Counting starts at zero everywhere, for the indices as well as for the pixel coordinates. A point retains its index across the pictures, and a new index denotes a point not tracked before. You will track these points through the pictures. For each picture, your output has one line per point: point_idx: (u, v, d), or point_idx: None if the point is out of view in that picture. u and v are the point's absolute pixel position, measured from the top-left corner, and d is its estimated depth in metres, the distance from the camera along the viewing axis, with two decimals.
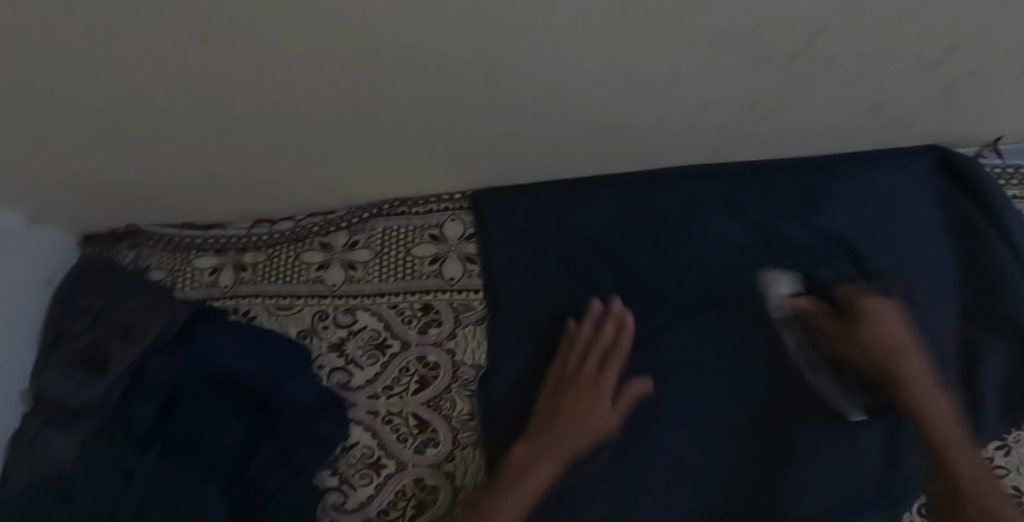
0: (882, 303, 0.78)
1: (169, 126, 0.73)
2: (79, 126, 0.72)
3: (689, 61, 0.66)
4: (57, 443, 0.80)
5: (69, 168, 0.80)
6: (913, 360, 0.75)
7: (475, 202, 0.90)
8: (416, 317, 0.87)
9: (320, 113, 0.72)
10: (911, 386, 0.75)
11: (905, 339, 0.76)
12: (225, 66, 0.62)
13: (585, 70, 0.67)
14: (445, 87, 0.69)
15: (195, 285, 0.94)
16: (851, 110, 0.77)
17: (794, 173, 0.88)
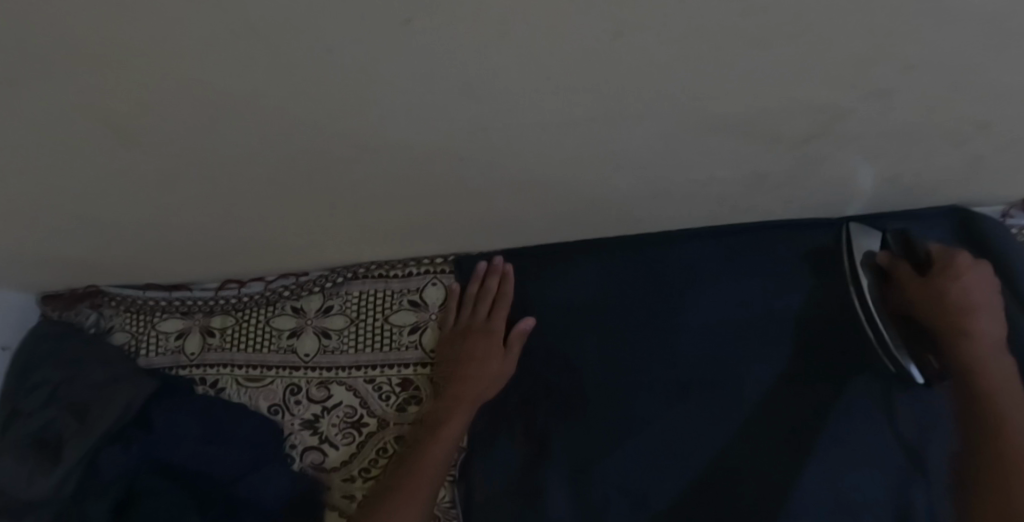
0: (975, 263, 0.71)
1: (120, 197, 0.67)
2: (22, 197, 0.66)
3: (687, 142, 0.60)
4: None
5: (15, 237, 0.74)
6: (988, 320, 0.69)
7: (459, 267, 0.84)
8: (394, 394, 0.81)
9: (284, 186, 0.66)
10: (981, 352, 0.68)
11: (979, 301, 0.69)
12: (174, 139, 0.56)
13: (573, 149, 0.60)
14: (422, 166, 0.63)
15: (160, 352, 0.88)
16: (865, 179, 0.71)
17: (802, 234, 0.80)
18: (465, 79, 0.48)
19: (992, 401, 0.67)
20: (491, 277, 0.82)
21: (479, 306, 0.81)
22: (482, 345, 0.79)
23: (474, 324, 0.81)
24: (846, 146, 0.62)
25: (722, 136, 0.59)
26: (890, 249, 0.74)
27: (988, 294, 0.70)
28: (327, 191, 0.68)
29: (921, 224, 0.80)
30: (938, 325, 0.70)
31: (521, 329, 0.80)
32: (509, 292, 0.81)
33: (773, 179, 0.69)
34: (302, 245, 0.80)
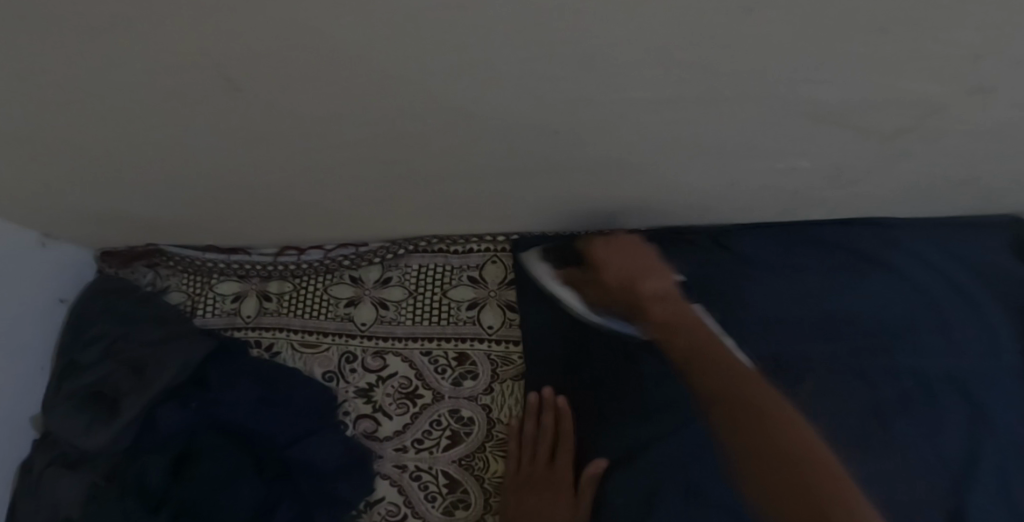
0: (617, 239, 0.81)
1: (208, 155, 0.68)
2: (113, 148, 0.67)
3: (776, 132, 0.61)
4: (63, 485, 0.77)
5: (97, 188, 0.76)
6: (650, 281, 0.79)
7: (518, 246, 0.83)
8: (450, 367, 0.81)
9: (369, 152, 0.67)
10: (652, 309, 0.78)
11: (637, 266, 0.80)
12: (280, 97, 0.57)
13: (664, 131, 0.61)
14: (507, 139, 0.64)
15: (215, 313, 0.88)
16: (941, 182, 0.71)
17: (868, 229, 0.81)
18: (579, 50, 0.49)
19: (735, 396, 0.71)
20: (543, 410, 0.77)
21: (539, 448, 0.76)
22: (547, 500, 0.74)
23: (536, 471, 0.76)
24: (930, 144, 0.63)
25: (812, 128, 0.60)
26: (562, 263, 0.81)
27: (643, 259, 0.80)
28: (405, 160, 0.69)
29: (984, 233, 0.81)
30: (631, 311, 0.79)
31: (589, 474, 0.73)
32: (568, 430, 0.76)
33: (851, 175, 0.69)
34: (367, 214, 0.81)
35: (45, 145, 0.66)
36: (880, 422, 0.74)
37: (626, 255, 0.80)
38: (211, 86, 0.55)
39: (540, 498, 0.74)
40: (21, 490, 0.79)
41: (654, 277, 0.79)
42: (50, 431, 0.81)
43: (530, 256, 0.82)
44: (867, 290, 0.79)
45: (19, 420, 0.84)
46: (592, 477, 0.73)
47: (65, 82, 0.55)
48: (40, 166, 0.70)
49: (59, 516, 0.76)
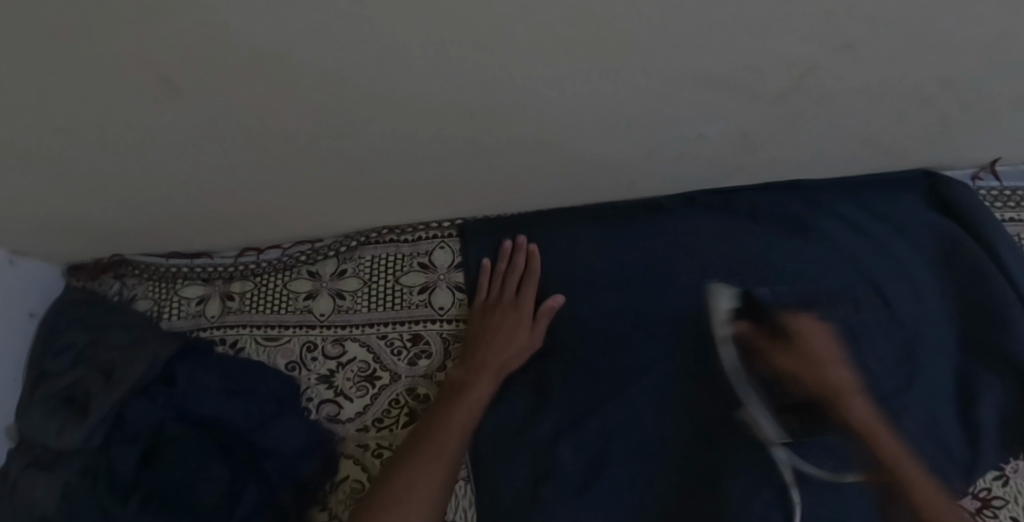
0: (815, 324, 0.74)
1: (155, 161, 0.73)
2: (65, 162, 0.72)
3: (675, 98, 0.66)
4: (38, 486, 0.79)
5: (53, 203, 0.80)
6: (837, 370, 0.70)
7: (464, 232, 0.89)
8: (405, 348, 0.85)
9: (305, 146, 0.71)
10: (850, 402, 0.68)
11: (829, 353, 0.71)
12: (211, 97, 0.61)
13: (570, 107, 0.67)
14: (432, 124, 0.69)
15: (181, 316, 0.93)
16: (843, 141, 0.76)
17: (792, 194, 0.86)
18: (474, 30, 0.54)
19: (858, 420, 0.67)
20: (518, 253, 0.86)
21: (508, 283, 0.85)
22: (509, 321, 0.83)
23: (502, 300, 0.85)
24: (818, 103, 0.68)
25: (705, 93, 0.65)
26: (742, 316, 0.77)
27: (828, 345, 0.72)
28: (342, 150, 0.73)
29: (895, 190, 0.86)
30: (812, 397, 0.70)
31: (548, 307, 0.84)
32: (535, 271, 0.86)
33: (756, 140, 0.74)
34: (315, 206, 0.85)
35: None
36: None
37: (825, 343, 0.72)
38: (147, 90, 0.60)
39: (501, 322, 0.83)
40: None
41: (841, 367, 0.70)
42: (25, 436, 0.84)
43: (728, 295, 0.79)
44: (788, 251, 0.84)
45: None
46: (549, 310, 0.84)
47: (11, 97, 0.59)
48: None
49: (33, 516, 0.78)
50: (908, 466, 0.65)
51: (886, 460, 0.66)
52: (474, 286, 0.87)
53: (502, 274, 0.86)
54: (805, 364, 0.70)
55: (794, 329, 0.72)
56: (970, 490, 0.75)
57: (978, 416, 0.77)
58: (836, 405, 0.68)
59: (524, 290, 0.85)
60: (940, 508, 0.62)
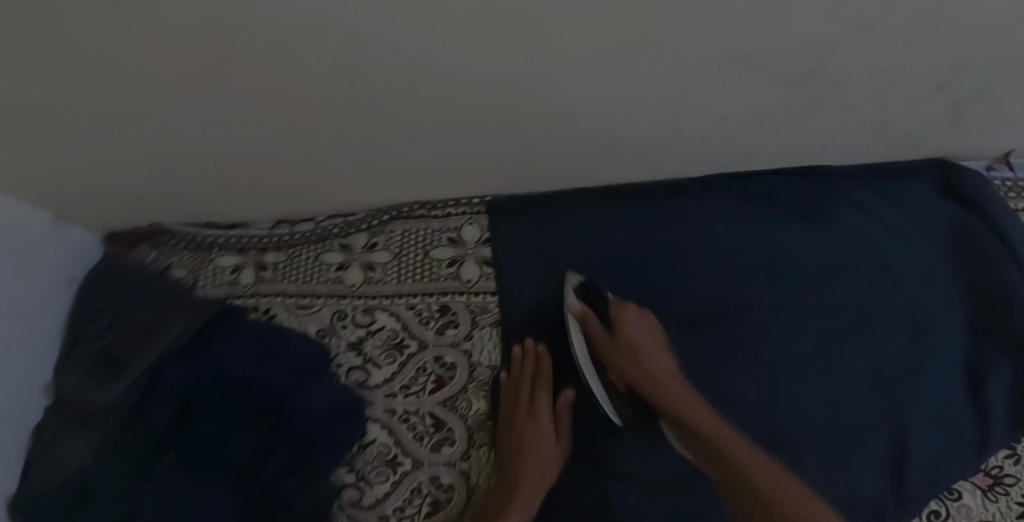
0: (643, 316, 0.84)
1: (197, 135, 0.75)
2: (111, 137, 0.74)
3: (701, 78, 0.69)
4: (73, 443, 0.82)
5: (99, 171, 0.83)
6: (653, 359, 0.81)
7: (492, 208, 0.92)
8: (433, 318, 0.88)
9: (345, 120, 0.74)
10: (668, 387, 0.80)
11: (651, 342, 0.82)
12: (259, 73, 0.64)
13: (602, 85, 0.70)
14: (468, 98, 0.71)
15: (215, 284, 0.96)
16: (860, 128, 0.79)
17: (812, 181, 0.88)
18: (512, 7, 0.57)
19: (679, 401, 0.78)
20: (528, 362, 0.84)
21: (522, 390, 0.83)
22: (531, 434, 0.80)
23: (519, 410, 0.82)
24: (839, 87, 0.70)
25: (730, 73, 0.68)
26: (585, 302, 0.86)
27: (653, 338, 0.83)
28: (378, 125, 0.75)
29: (911, 178, 0.89)
30: (641, 382, 0.80)
31: (563, 403, 0.84)
32: (547, 371, 0.84)
33: (778, 124, 0.77)
34: (346, 179, 0.88)
35: (50, 135, 0.73)
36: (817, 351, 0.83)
37: (648, 335, 0.82)
38: (196, 64, 0.62)
39: (526, 435, 0.80)
40: (34, 455, 0.84)
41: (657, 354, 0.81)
42: (63, 394, 0.87)
43: (574, 283, 0.87)
44: (805, 232, 0.88)
45: (33, 387, 0.90)
46: (566, 402, 0.84)
47: (60, 68, 0.61)
48: (46, 153, 0.77)
49: (68, 471, 0.80)
50: (732, 446, 0.75)
51: (708, 437, 0.76)
52: (502, 261, 0.90)
53: (512, 381, 0.84)
54: (630, 355, 0.81)
55: (620, 321, 0.83)
56: (982, 468, 0.78)
57: (987, 395, 0.81)
58: (662, 389, 0.79)
59: (541, 387, 0.83)
60: (753, 484, 0.73)
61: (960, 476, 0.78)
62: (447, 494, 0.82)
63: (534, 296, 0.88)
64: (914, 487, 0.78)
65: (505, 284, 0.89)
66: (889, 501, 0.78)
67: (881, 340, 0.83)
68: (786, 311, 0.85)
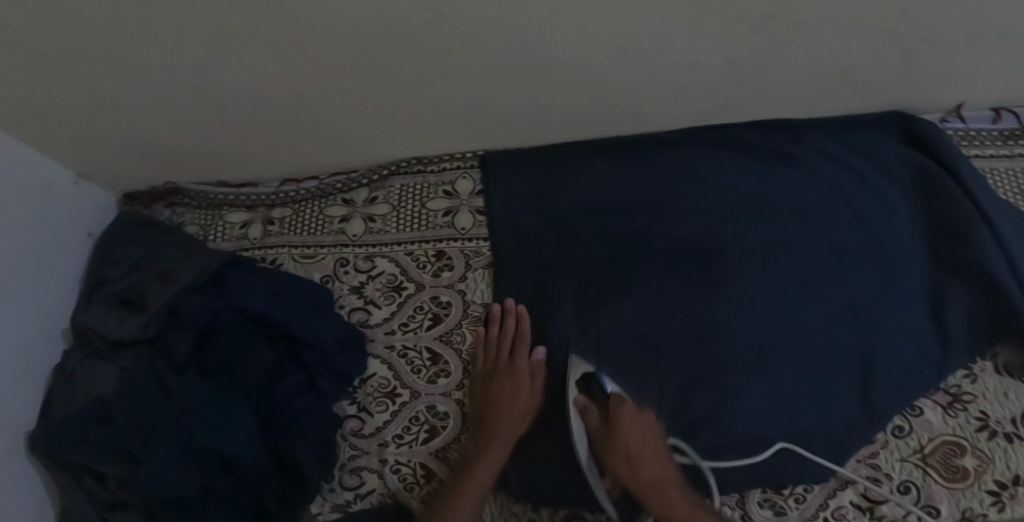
0: (641, 419, 0.84)
1: (209, 88, 0.82)
2: (130, 86, 0.81)
3: (668, 28, 0.76)
4: (95, 373, 0.89)
5: (117, 126, 0.89)
6: (656, 471, 0.81)
7: (485, 162, 0.99)
8: (430, 263, 0.95)
9: (346, 75, 0.81)
10: (669, 495, 0.79)
11: (648, 458, 0.82)
12: (267, 24, 0.71)
13: (582, 37, 0.76)
14: (458, 52, 0.78)
15: (226, 238, 1.03)
16: (819, 74, 0.86)
17: (781, 132, 0.96)
18: None
19: (682, 506, 0.78)
20: (507, 320, 0.89)
21: (501, 349, 0.87)
22: (508, 386, 0.85)
23: (498, 365, 0.86)
24: (794, 32, 0.78)
25: (696, 21, 0.75)
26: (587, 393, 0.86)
27: (652, 439, 0.83)
28: (377, 80, 0.82)
29: (869, 129, 0.96)
30: (643, 485, 0.80)
31: (536, 361, 0.87)
32: (526, 332, 0.88)
33: (743, 71, 0.84)
34: (345, 133, 0.93)
35: (75, 83, 0.80)
36: (787, 282, 0.90)
37: (656, 468, 0.82)
38: (211, 11, 0.69)
39: (502, 390, 0.85)
40: (57, 387, 0.91)
41: (657, 459, 0.81)
42: (85, 332, 0.94)
43: (581, 371, 0.87)
44: (772, 177, 0.95)
45: (53, 328, 0.96)
46: (537, 361, 0.87)
47: (88, 16, 0.68)
48: (69, 102, 0.84)
49: (92, 396, 0.87)
50: None
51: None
52: (494, 210, 0.97)
53: (491, 339, 0.89)
54: (631, 452, 0.81)
55: (619, 422, 0.82)
56: (941, 386, 0.85)
57: (946, 317, 0.87)
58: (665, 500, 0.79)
59: (517, 350, 0.87)
60: None
61: (922, 393, 0.85)
62: (443, 421, 0.87)
63: (525, 241, 0.95)
64: (878, 403, 0.84)
65: (495, 230, 0.96)
66: (857, 417, 0.84)
67: (842, 271, 0.90)
68: (757, 246, 0.92)
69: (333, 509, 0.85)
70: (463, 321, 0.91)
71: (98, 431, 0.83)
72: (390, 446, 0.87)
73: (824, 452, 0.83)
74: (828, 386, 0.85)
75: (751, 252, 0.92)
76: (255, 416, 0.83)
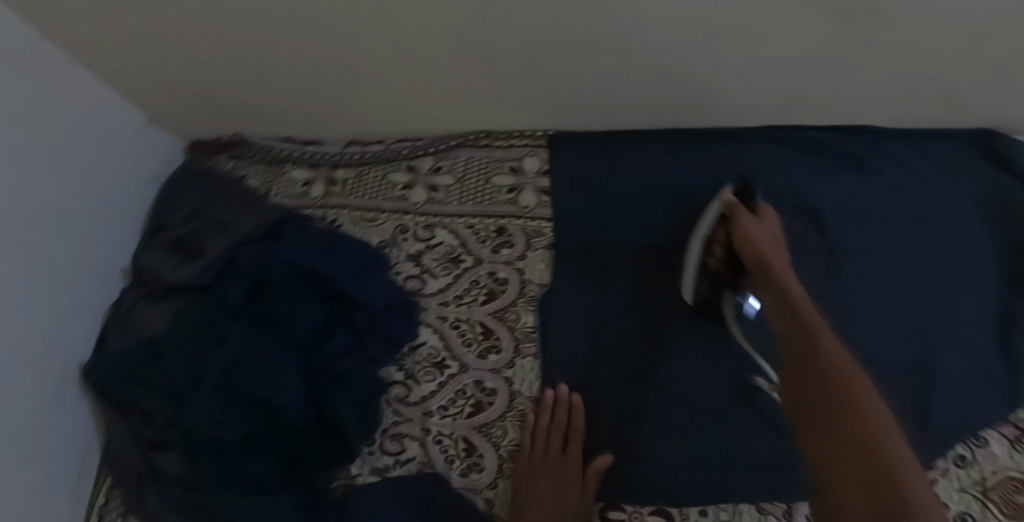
0: (772, 222, 0.84)
1: (284, 41, 0.82)
2: (208, 33, 0.81)
3: (761, 17, 0.73)
4: (152, 314, 0.90)
5: (190, 73, 0.90)
6: (776, 256, 0.78)
7: (553, 142, 0.97)
8: (490, 238, 0.94)
9: (423, 40, 0.80)
10: (777, 273, 0.76)
11: (775, 241, 0.81)
12: None
13: (668, 20, 0.74)
14: (539, 26, 0.76)
15: (287, 194, 1.03)
16: (909, 81, 0.83)
17: (857, 138, 0.93)
18: None
19: (801, 310, 0.70)
20: (560, 407, 0.83)
21: (552, 439, 0.82)
22: (549, 478, 0.80)
23: (547, 457, 0.81)
24: (891, 34, 0.74)
25: (790, 13, 0.72)
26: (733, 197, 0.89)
27: (777, 236, 0.82)
28: (451, 49, 0.81)
29: (951, 144, 0.93)
30: (756, 272, 0.78)
31: (596, 466, 0.80)
32: (580, 424, 0.83)
33: (831, 70, 0.81)
34: (413, 99, 0.92)
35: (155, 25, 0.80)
36: (852, 295, 0.87)
37: (779, 247, 0.80)
38: None
39: (547, 478, 0.80)
40: (113, 324, 0.93)
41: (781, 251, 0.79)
42: (144, 272, 0.96)
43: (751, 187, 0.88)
44: (849, 186, 0.92)
45: (113, 267, 0.97)
46: (600, 467, 0.80)
47: None
48: (146, 45, 0.84)
49: (145, 335, 0.88)
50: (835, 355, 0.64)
51: (813, 333, 0.67)
52: (560, 191, 0.95)
53: (542, 425, 0.82)
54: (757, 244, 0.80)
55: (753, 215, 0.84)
56: (1010, 419, 0.82)
57: (1016, 344, 0.85)
58: (779, 281, 0.74)
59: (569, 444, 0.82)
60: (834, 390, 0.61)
61: (989, 424, 0.82)
62: (490, 397, 0.86)
63: (588, 225, 0.93)
64: (938, 427, 0.81)
65: (557, 211, 0.94)
66: (915, 438, 0.81)
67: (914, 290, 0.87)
68: (826, 253, 0.89)
69: (371, 473, 0.84)
70: (518, 300, 0.90)
71: (150, 371, 0.84)
72: (434, 416, 0.86)
73: None
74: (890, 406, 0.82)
75: (819, 260, 0.89)
76: (303, 373, 0.83)
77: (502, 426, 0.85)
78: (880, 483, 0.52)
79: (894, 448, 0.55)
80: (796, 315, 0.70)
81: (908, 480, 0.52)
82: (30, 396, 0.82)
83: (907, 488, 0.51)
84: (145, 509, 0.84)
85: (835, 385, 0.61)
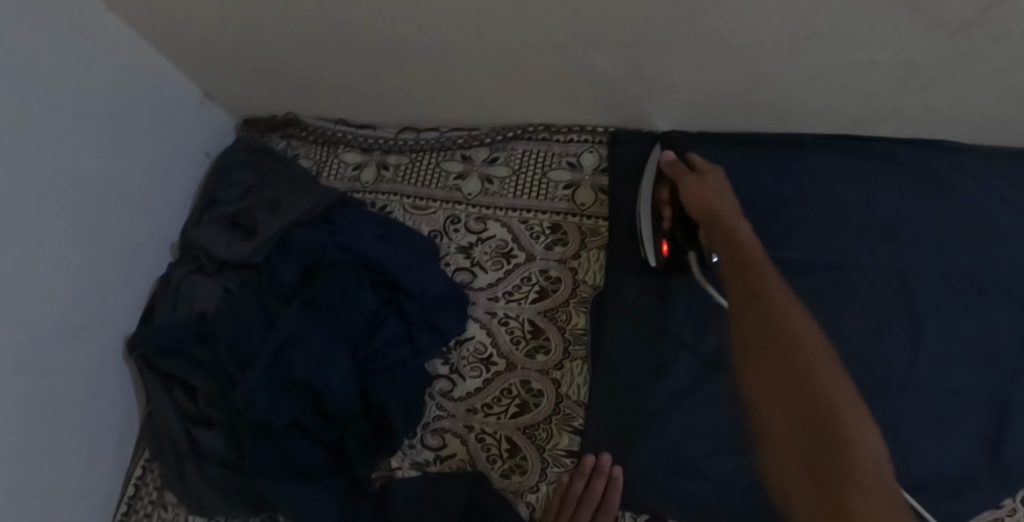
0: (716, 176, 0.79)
1: (350, 20, 0.80)
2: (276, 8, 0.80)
3: (854, 20, 0.69)
4: (200, 290, 0.88)
5: (252, 48, 0.89)
6: (725, 206, 0.75)
7: (614, 139, 0.94)
8: (544, 234, 0.91)
9: (493, 26, 0.77)
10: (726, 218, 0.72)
11: (722, 192, 0.76)
12: None
13: (753, 17, 0.70)
14: (616, 17, 0.73)
15: (339, 177, 1.02)
16: (1007, 96, 0.77)
17: (941, 154, 0.89)
18: None
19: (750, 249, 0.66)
20: (597, 478, 0.76)
21: (580, 512, 0.75)
22: None
23: None
24: (995, 45, 0.70)
25: (887, 16, 0.68)
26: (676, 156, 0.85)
27: (722, 187, 0.78)
28: (521, 36, 0.78)
29: None
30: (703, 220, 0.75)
31: None
32: (614, 501, 0.75)
33: (922, 80, 0.76)
34: (475, 87, 0.90)
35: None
36: (929, 318, 0.82)
37: (727, 196, 0.76)
38: None
39: None
40: (161, 297, 0.92)
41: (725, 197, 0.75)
42: (194, 246, 0.95)
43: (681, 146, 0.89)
44: (929, 204, 0.87)
45: (162, 240, 0.97)
46: None
47: None
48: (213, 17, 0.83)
49: (195, 311, 0.87)
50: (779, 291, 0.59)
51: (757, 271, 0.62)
52: (622, 189, 0.92)
53: (573, 495, 0.76)
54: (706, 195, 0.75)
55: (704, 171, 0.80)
56: None
57: None
58: (730, 229, 0.70)
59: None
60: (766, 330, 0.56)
61: None
62: (536, 398, 0.84)
63: None
64: (1008, 464, 0.76)
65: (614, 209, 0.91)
66: (979, 473, 0.76)
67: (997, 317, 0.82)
68: (901, 271, 0.85)
69: (411, 466, 0.82)
70: (571, 299, 0.87)
71: (198, 347, 0.84)
72: (478, 414, 0.84)
73: (940, 507, 0.75)
74: (960, 439, 0.78)
75: (892, 281, 0.84)
76: (351, 360, 0.81)
77: (546, 428, 0.82)
78: (826, 434, 0.50)
79: (842, 395, 0.52)
80: (742, 254, 0.65)
81: (853, 430, 0.50)
82: (76, 363, 0.82)
83: (857, 442, 0.49)
84: (182, 485, 0.84)
85: (761, 323, 0.57)
